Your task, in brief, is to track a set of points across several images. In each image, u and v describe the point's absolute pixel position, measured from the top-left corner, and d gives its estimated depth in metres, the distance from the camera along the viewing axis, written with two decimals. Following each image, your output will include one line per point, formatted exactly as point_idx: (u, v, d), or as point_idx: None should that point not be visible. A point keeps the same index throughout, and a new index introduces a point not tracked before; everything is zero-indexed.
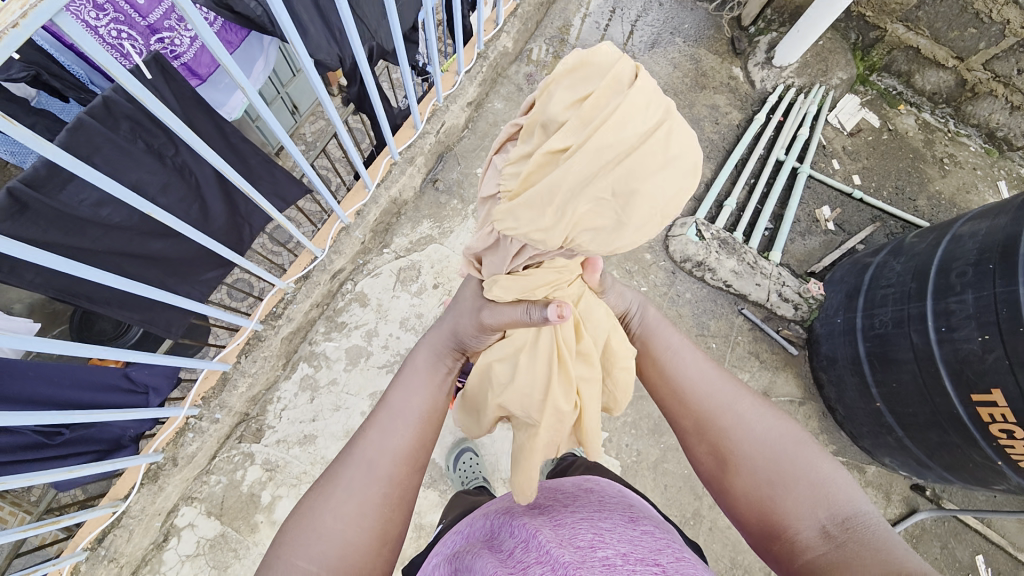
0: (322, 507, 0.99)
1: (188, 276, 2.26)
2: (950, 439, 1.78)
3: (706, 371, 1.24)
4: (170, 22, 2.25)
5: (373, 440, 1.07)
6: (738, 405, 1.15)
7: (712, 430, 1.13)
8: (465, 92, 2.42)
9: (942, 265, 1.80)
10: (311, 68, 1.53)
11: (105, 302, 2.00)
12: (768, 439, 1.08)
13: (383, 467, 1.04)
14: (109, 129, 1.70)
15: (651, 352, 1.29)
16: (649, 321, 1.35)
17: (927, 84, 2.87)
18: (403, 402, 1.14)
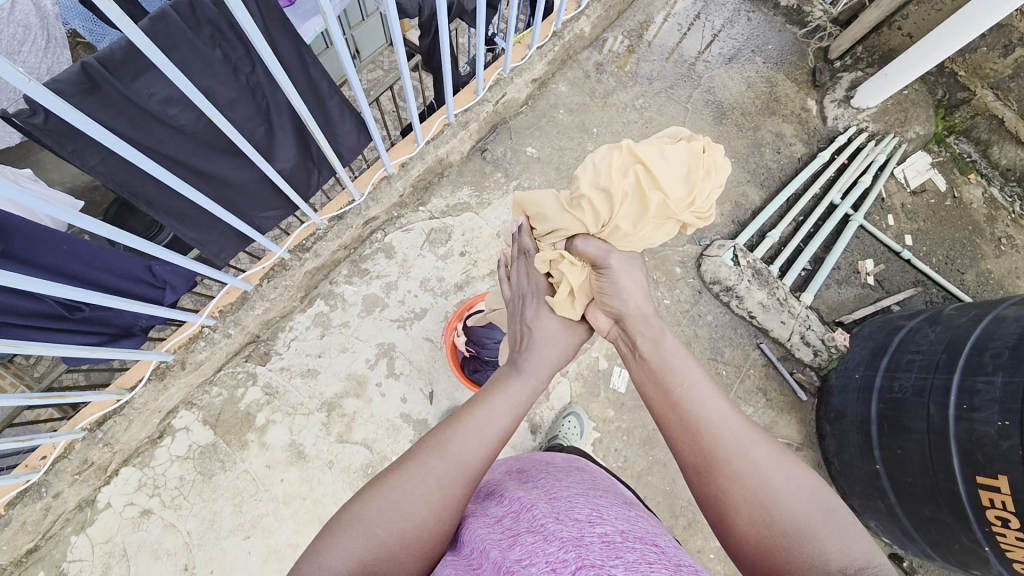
0: (408, 485, 0.88)
1: (248, 211, 2.36)
2: (941, 516, 1.75)
3: (720, 402, 1.01)
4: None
5: (453, 453, 0.92)
6: (754, 441, 0.95)
7: (723, 471, 0.92)
8: (533, 67, 2.39)
9: (978, 342, 1.74)
10: (392, 8, 1.52)
11: (164, 211, 2.06)
12: (785, 483, 0.91)
13: (460, 487, 0.90)
14: (190, 29, 1.69)
15: (664, 373, 1.05)
16: (666, 345, 1.08)
17: (1003, 158, 2.75)
18: (500, 411, 1.02)
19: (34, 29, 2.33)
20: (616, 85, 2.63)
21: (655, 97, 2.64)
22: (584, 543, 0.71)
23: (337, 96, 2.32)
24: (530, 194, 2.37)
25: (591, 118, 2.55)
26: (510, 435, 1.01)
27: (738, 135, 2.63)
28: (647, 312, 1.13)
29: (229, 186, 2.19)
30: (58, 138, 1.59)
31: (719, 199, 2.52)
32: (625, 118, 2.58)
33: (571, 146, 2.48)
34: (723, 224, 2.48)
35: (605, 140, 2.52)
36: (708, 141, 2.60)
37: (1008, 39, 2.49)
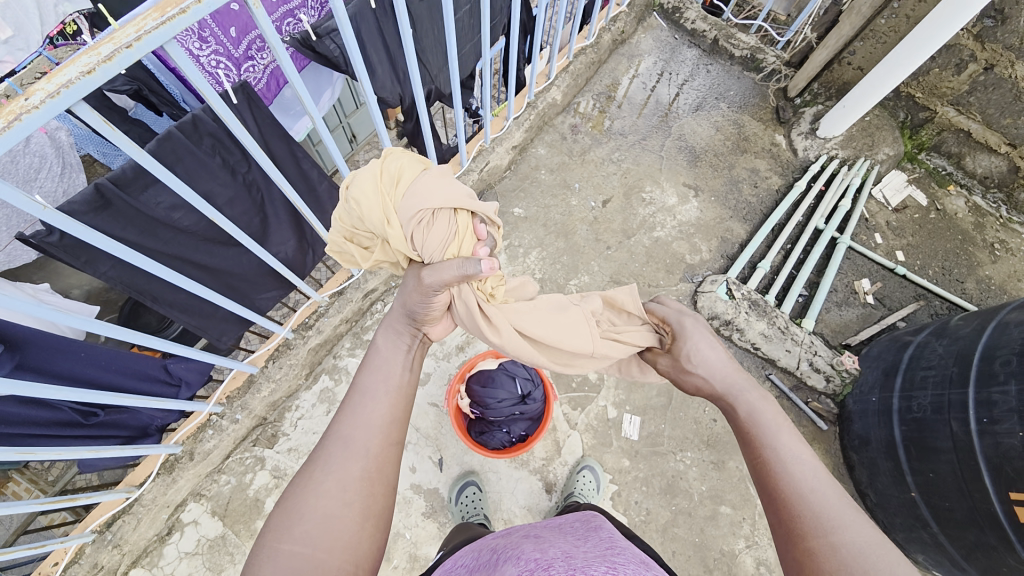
0: (306, 488, 1.02)
1: (246, 293, 2.48)
2: (987, 541, 1.63)
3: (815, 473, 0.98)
4: (253, 50, 2.50)
5: (334, 442, 1.09)
6: (853, 523, 0.89)
7: (802, 545, 0.89)
8: (511, 136, 2.57)
9: (985, 351, 1.70)
10: (373, 101, 1.67)
11: (168, 304, 2.15)
12: (883, 575, 0.81)
13: (349, 465, 1.05)
14: (193, 144, 1.86)
15: (752, 437, 1.09)
16: (757, 407, 1.14)
17: (978, 168, 2.80)
18: (373, 383, 1.22)
19: (50, 158, 2.57)
20: (592, 142, 2.80)
21: (630, 149, 2.80)
22: None
23: (325, 180, 2.48)
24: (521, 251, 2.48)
25: (572, 175, 2.69)
26: (390, 395, 1.20)
27: (714, 175, 2.76)
28: (734, 381, 1.24)
29: (230, 274, 2.32)
30: (71, 252, 1.71)
31: (705, 237, 2.59)
32: (604, 171, 2.72)
33: (556, 202, 2.61)
34: (713, 260, 2.54)
35: (588, 194, 2.65)
36: (686, 184, 2.71)
37: (958, 58, 2.55)
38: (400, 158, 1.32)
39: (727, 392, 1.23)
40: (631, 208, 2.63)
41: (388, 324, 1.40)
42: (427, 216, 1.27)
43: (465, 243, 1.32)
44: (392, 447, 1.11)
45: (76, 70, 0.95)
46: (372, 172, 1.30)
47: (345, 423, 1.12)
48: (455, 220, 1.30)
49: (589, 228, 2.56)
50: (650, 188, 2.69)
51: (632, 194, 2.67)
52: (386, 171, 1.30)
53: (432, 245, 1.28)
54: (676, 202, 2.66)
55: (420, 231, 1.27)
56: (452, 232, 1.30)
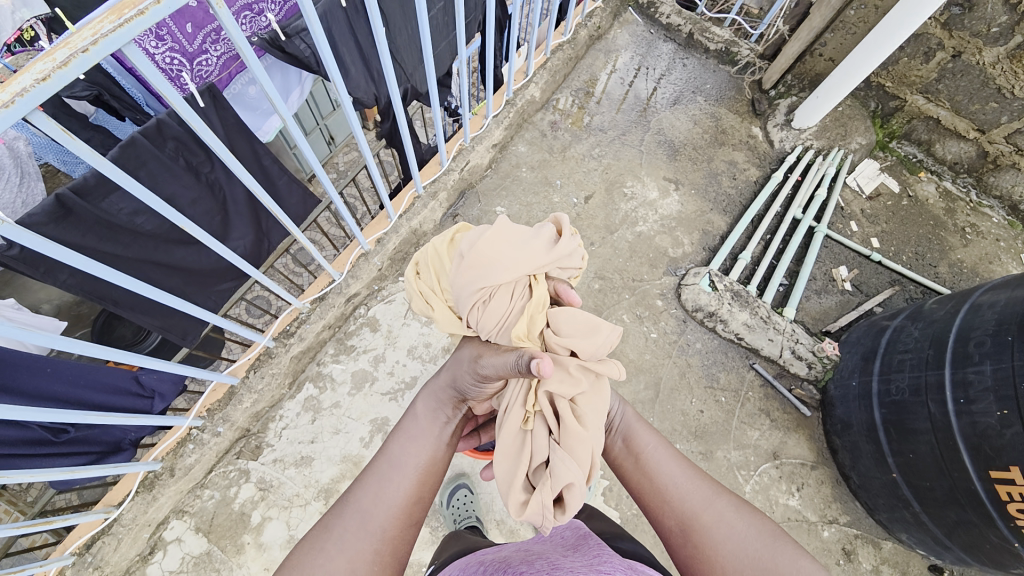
0: (316, 558, 1.06)
1: (205, 286, 2.43)
2: (967, 517, 1.68)
3: (680, 465, 1.30)
4: (207, 44, 2.39)
5: (350, 514, 1.11)
6: (713, 500, 1.21)
7: (693, 528, 1.17)
8: (491, 134, 2.55)
9: (960, 333, 1.75)
10: (347, 103, 1.62)
11: (129, 307, 2.11)
12: (739, 529, 1.15)
13: (362, 544, 1.08)
14: (157, 147, 1.81)
15: (635, 448, 1.35)
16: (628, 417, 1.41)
17: (948, 154, 2.87)
18: (402, 455, 1.21)
19: (8, 169, 2.47)
20: (572, 138, 2.80)
21: (611, 144, 2.81)
22: None
23: (285, 175, 2.47)
24: None
25: (553, 172, 2.69)
26: (417, 474, 1.20)
27: (694, 168, 2.78)
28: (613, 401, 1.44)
29: (189, 270, 2.28)
30: (30, 264, 1.66)
31: (686, 230, 2.61)
32: (585, 167, 2.72)
33: (538, 200, 2.60)
34: (695, 252, 2.56)
35: (570, 190, 2.64)
36: (667, 178, 2.73)
37: (927, 47, 2.61)
38: (428, 251, 1.30)
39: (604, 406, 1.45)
40: (613, 203, 2.64)
41: (431, 388, 1.32)
42: (484, 297, 1.16)
43: (534, 318, 1.19)
44: (407, 528, 1.14)
45: (30, 78, 0.90)
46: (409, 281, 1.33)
47: (364, 497, 1.14)
48: (524, 292, 1.18)
49: (571, 224, 2.56)
50: (631, 182, 2.70)
51: (613, 189, 2.67)
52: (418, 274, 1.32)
53: (492, 327, 1.18)
54: (657, 196, 2.68)
55: (479, 314, 1.18)
56: (516, 308, 1.18)
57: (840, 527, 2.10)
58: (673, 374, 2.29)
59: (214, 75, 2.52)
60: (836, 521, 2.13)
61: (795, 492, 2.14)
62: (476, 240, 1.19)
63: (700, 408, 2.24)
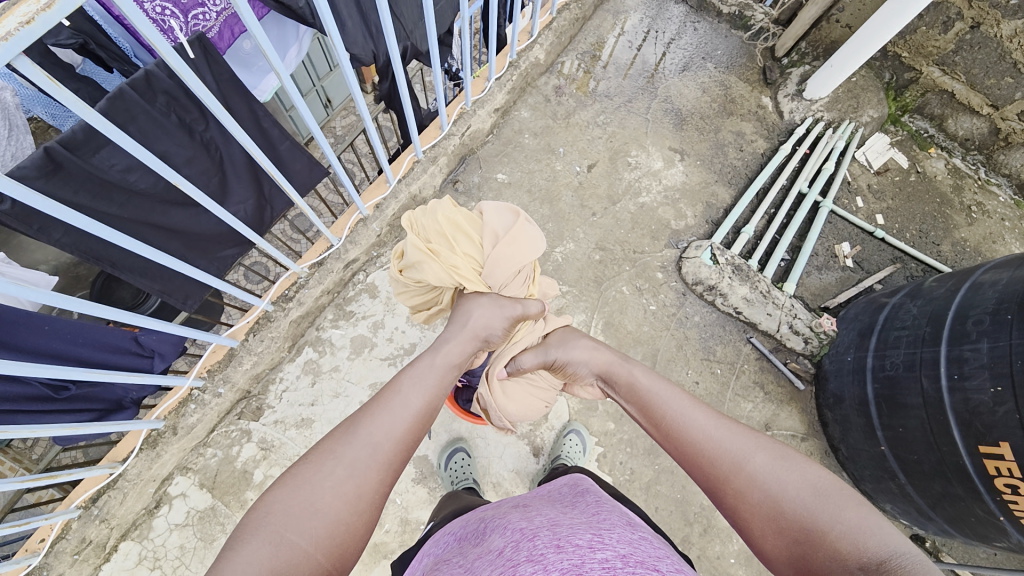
0: (319, 479, 1.01)
1: (207, 252, 2.40)
2: (952, 489, 1.73)
3: (711, 419, 1.22)
4: None
5: (357, 441, 1.07)
6: (751, 452, 1.12)
7: (728, 483, 1.10)
8: (493, 98, 2.48)
9: (959, 311, 1.75)
10: (345, 60, 1.56)
11: (128, 269, 2.09)
12: (783, 483, 1.06)
13: (368, 471, 1.04)
14: (147, 102, 1.76)
15: (654, 407, 1.30)
16: (645, 378, 1.39)
17: (960, 130, 2.79)
18: (414, 394, 1.21)
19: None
20: (577, 105, 2.72)
21: (616, 112, 2.73)
22: (585, 571, 0.72)
23: (286, 140, 2.39)
24: None
25: (556, 139, 2.62)
26: (427, 412, 1.20)
27: (700, 138, 2.72)
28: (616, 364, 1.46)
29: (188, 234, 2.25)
30: (23, 220, 1.64)
31: (690, 202, 2.57)
32: (589, 134, 2.66)
33: (540, 168, 2.55)
34: (697, 225, 2.53)
35: (573, 159, 2.59)
36: (672, 148, 2.67)
37: (946, 16, 2.52)
38: (440, 222, 1.52)
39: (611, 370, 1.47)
40: (616, 172, 2.59)
41: (450, 338, 1.40)
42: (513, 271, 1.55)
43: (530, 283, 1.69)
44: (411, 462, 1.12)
45: (14, 22, 0.86)
46: (422, 255, 1.50)
47: (372, 427, 1.11)
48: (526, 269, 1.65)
49: (573, 194, 2.52)
50: (635, 152, 2.64)
51: (617, 158, 2.62)
52: (435, 247, 1.50)
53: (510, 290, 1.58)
54: (661, 166, 2.63)
55: (505, 281, 1.55)
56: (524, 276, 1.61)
57: None
58: (670, 346, 2.31)
59: (211, 31, 2.41)
60: None
61: None
62: (503, 224, 1.56)
63: (695, 379, 2.27)
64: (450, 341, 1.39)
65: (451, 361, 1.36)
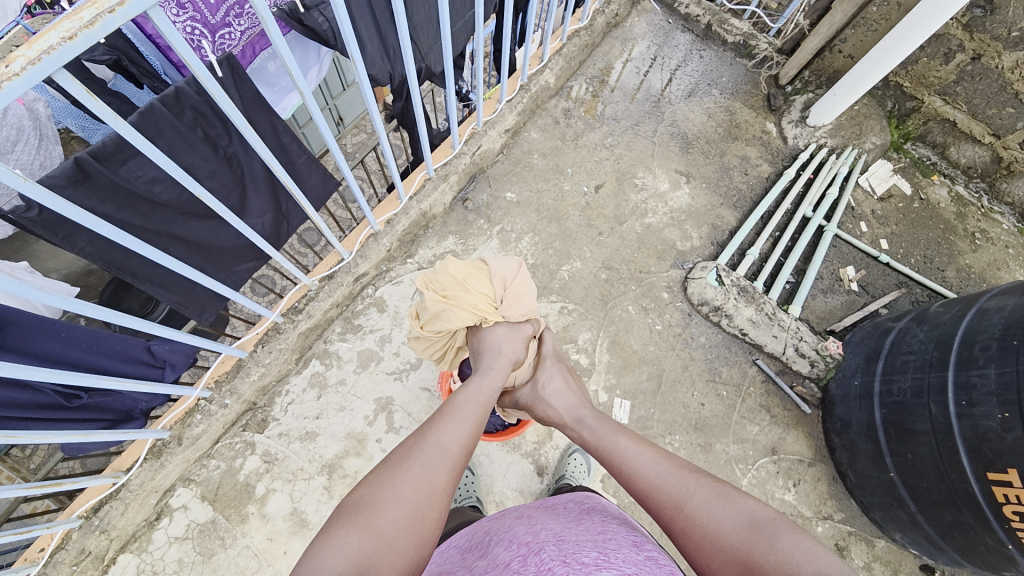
0: (401, 475, 1.11)
1: (224, 264, 2.44)
2: (963, 519, 1.70)
3: (655, 460, 1.29)
4: (230, 17, 2.35)
5: (431, 445, 1.19)
6: (692, 489, 1.19)
7: (675, 521, 1.16)
8: (504, 119, 2.54)
9: (965, 337, 1.76)
10: (364, 78, 1.61)
11: (147, 279, 2.11)
12: (722, 518, 1.12)
13: (442, 472, 1.15)
14: (176, 116, 1.80)
15: (605, 453, 1.37)
16: (598, 424, 1.46)
17: (962, 158, 2.84)
18: (471, 409, 1.34)
19: (27, 130, 2.52)
20: (585, 127, 2.78)
21: (623, 134, 2.79)
22: None
23: (304, 155, 2.46)
24: (513, 236, 2.47)
25: (564, 160, 2.67)
26: (481, 426, 1.32)
27: (706, 162, 2.76)
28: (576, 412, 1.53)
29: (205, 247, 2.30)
30: (50, 227, 1.66)
31: (696, 224, 2.60)
32: (597, 156, 2.71)
33: (548, 188, 2.59)
34: (703, 246, 2.56)
35: (580, 179, 2.63)
36: (679, 170, 2.72)
37: (947, 48, 2.59)
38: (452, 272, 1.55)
39: (570, 418, 1.52)
40: (623, 193, 2.63)
41: (491, 363, 1.50)
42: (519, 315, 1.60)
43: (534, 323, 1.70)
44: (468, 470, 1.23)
45: (57, 37, 0.90)
46: (437, 302, 1.52)
47: (441, 434, 1.23)
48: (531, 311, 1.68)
49: (581, 213, 2.55)
50: (642, 174, 2.69)
51: (624, 179, 2.66)
52: (451, 294, 1.52)
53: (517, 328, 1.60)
54: (667, 188, 2.67)
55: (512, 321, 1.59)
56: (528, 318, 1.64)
57: (834, 523, 2.13)
58: (676, 366, 2.30)
59: (237, 50, 2.48)
60: (831, 517, 2.16)
61: (792, 487, 2.17)
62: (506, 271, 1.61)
63: (701, 400, 2.26)
64: (495, 365, 1.50)
65: (498, 382, 1.47)
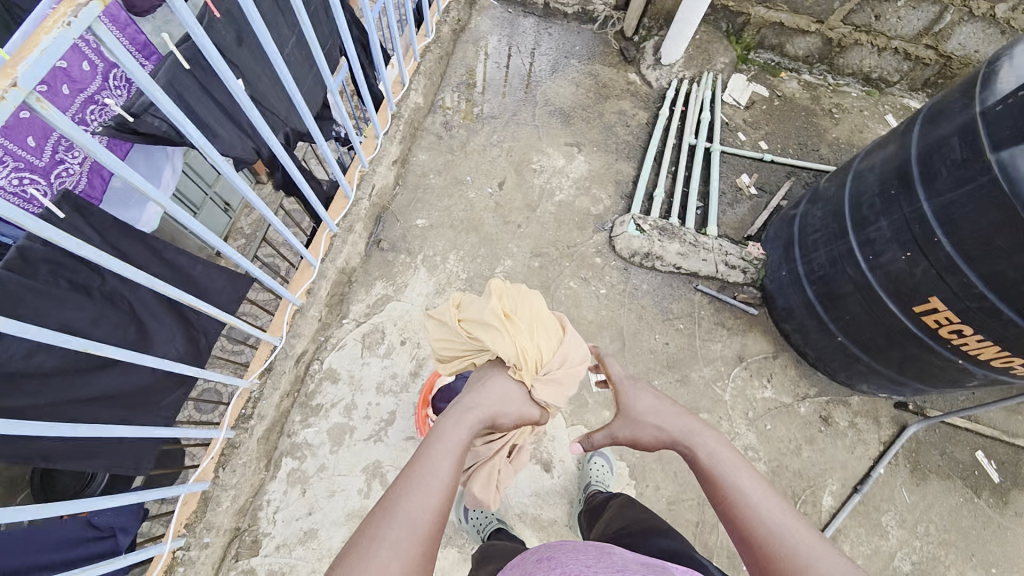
0: (366, 560, 0.95)
1: (151, 404, 2.16)
2: (907, 352, 1.90)
3: (779, 512, 1.10)
4: (60, 152, 2.20)
5: (398, 519, 1.01)
6: (819, 558, 0.99)
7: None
8: (388, 152, 2.52)
9: (853, 200, 1.95)
10: (227, 167, 1.55)
11: (66, 455, 1.91)
12: None
13: (411, 551, 0.98)
14: (27, 278, 1.69)
15: (716, 481, 1.20)
16: (707, 450, 1.27)
17: (800, 50, 3.11)
18: (443, 464, 1.13)
19: None
20: (468, 133, 2.80)
21: (506, 128, 2.84)
22: None
23: (199, 262, 2.19)
24: (438, 259, 2.45)
25: (460, 170, 2.68)
26: (456, 483, 1.12)
27: (589, 127, 2.88)
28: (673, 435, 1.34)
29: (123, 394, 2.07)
30: None
31: (601, 185, 2.71)
32: (489, 156, 2.74)
33: (455, 201, 2.59)
34: (615, 203, 2.67)
35: (482, 183, 2.66)
36: (568, 143, 2.82)
37: None
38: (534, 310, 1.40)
39: (682, 436, 1.33)
40: (526, 181, 2.69)
41: (471, 409, 1.28)
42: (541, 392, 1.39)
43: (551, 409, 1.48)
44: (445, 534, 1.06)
45: None
46: (507, 331, 1.33)
47: (410, 503, 1.04)
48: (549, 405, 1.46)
49: (494, 215, 2.58)
50: (536, 158, 2.76)
51: (522, 169, 2.72)
52: (515, 323, 1.36)
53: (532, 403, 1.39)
54: (564, 163, 2.76)
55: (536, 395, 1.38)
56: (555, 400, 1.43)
57: (813, 400, 2.32)
58: (632, 320, 2.39)
59: (79, 185, 2.30)
60: (809, 396, 2.34)
61: (768, 384, 2.33)
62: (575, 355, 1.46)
63: (664, 342, 2.36)
64: (470, 411, 1.27)
65: (472, 430, 1.24)
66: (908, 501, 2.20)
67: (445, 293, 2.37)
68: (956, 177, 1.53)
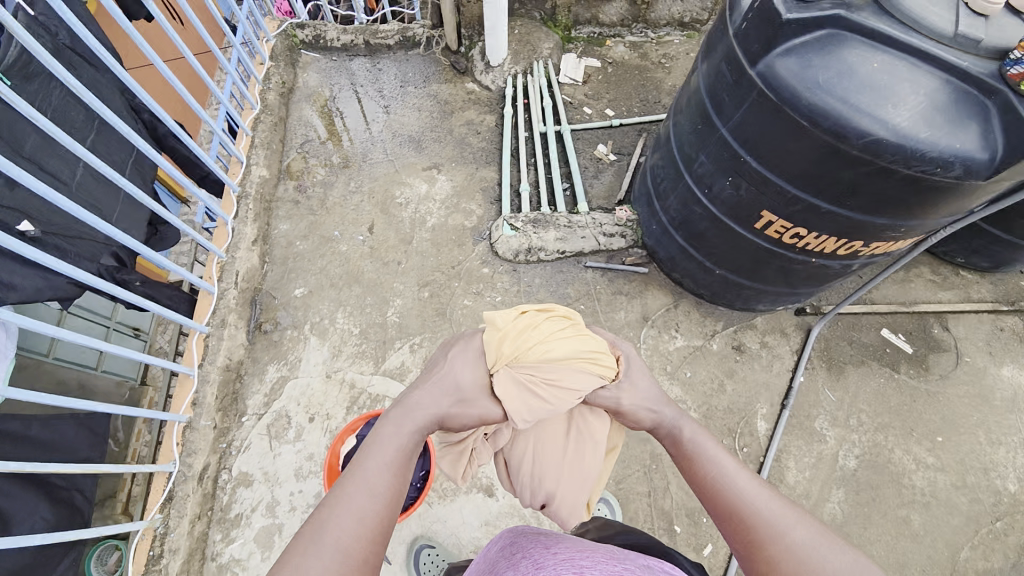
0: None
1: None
2: (773, 266, 1.98)
3: (754, 484, 1.19)
4: None
5: (327, 536, 0.97)
6: (791, 524, 1.09)
7: (757, 544, 1.08)
8: (244, 232, 2.43)
9: (678, 143, 2.01)
10: (39, 322, 1.45)
11: None
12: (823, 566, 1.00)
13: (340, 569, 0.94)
14: None
15: (694, 463, 1.28)
16: (689, 435, 1.34)
17: (613, 16, 3.24)
18: (383, 471, 1.09)
19: None
20: (324, 188, 2.75)
21: (361, 171, 2.81)
22: None
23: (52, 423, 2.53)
24: (326, 322, 2.37)
25: (326, 227, 2.62)
26: (399, 490, 1.08)
27: (442, 146, 2.90)
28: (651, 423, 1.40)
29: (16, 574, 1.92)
30: None
31: (469, 198, 2.72)
32: (351, 204, 2.70)
33: (328, 260, 2.53)
34: (487, 211, 2.68)
35: (351, 232, 2.61)
36: (426, 167, 2.82)
37: None
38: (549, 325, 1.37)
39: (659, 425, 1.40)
40: (395, 217, 2.66)
41: (416, 408, 1.21)
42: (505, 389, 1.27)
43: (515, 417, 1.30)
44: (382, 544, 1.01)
45: None
46: (536, 336, 1.32)
47: (342, 517, 1.00)
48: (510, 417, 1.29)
49: (371, 260, 2.53)
50: (399, 191, 2.74)
51: (387, 206, 2.69)
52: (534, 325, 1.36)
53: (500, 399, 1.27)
54: (427, 188, 2.75)
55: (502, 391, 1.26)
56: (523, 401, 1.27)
57: (721, 334, 2.40)
58: None
59: None
60: (717, 331, 2.42)
61: (676, 334, 2.39)
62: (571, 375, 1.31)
63: None
64: (414, 412, 1.20)
65: (418, 431, 1.18)
66: (834, 398, 2.27)
67: (342, 354, 2.30)
68: (737, 96, 1.59)
